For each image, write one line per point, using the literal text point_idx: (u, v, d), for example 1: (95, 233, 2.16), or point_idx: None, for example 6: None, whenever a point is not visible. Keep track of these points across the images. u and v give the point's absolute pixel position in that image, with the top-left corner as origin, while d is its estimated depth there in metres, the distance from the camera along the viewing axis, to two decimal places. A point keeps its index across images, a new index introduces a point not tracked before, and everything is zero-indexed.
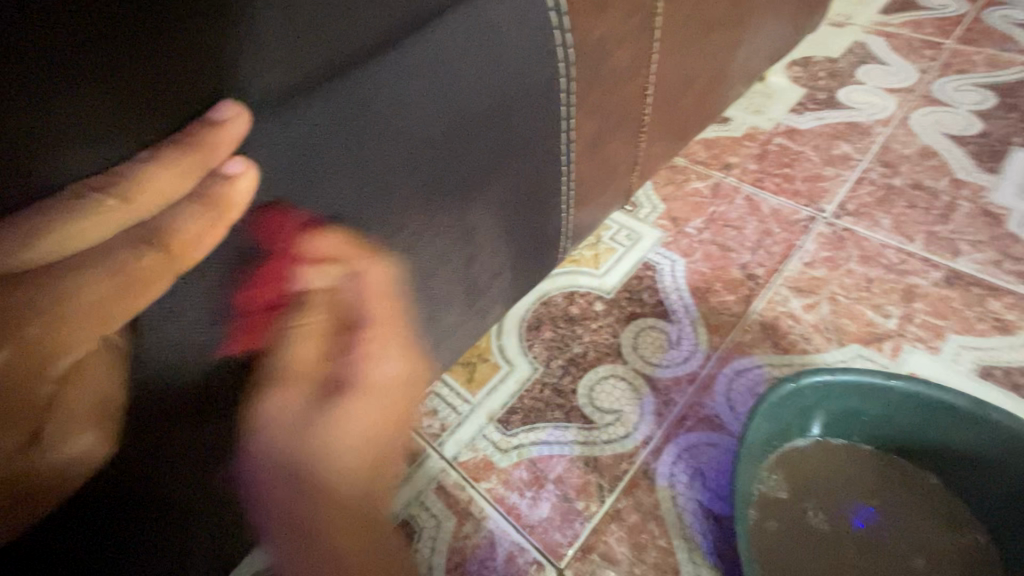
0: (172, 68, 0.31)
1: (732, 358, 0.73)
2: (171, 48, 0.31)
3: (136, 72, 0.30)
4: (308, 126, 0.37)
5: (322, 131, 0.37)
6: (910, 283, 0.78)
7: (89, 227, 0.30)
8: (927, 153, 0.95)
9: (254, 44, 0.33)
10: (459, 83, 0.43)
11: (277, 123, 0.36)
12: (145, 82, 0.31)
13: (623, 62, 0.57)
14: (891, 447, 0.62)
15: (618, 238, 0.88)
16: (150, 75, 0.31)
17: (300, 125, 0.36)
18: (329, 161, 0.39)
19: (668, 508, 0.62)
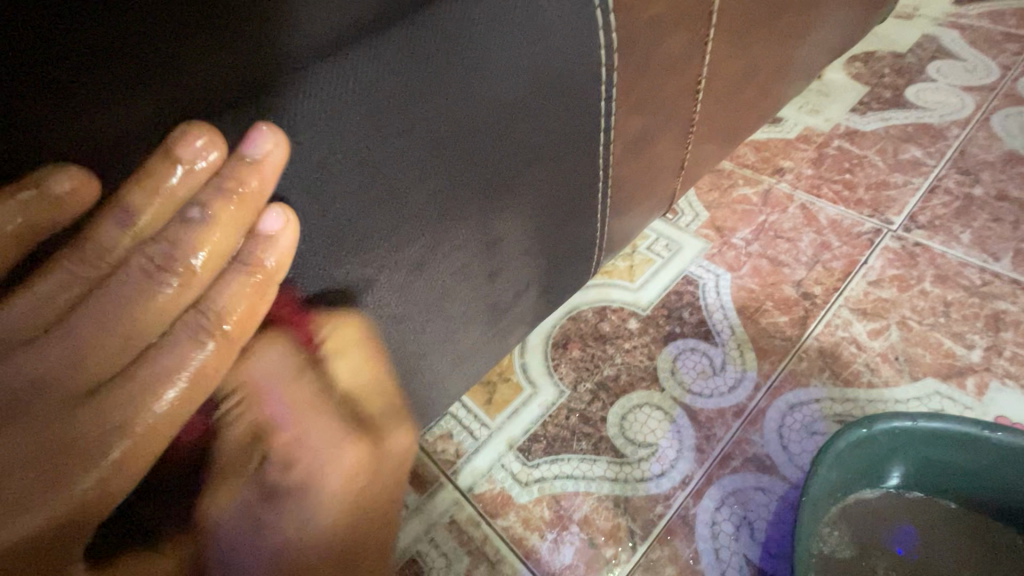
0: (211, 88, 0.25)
1: (785, 389, 0.64)
2: (207, 72, 0.25)
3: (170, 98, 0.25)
4: (308, 119, 0.29)
5: (325, 124, 0.30)
6: (996, 309, 0.68)
7: (147, 315, 0.29)
8: (1012, 160, 0.84)
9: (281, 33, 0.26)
10: (491, 68, 0.35)
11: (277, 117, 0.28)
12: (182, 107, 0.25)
13: (678, 49, 0.48)
14: (983, 507, 0.52)
15: (657, 248, 0.80)
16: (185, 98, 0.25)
17: (300, 117, 0.29)
18: (333, 162, 0.31)
19: (709, 562, 0.54)
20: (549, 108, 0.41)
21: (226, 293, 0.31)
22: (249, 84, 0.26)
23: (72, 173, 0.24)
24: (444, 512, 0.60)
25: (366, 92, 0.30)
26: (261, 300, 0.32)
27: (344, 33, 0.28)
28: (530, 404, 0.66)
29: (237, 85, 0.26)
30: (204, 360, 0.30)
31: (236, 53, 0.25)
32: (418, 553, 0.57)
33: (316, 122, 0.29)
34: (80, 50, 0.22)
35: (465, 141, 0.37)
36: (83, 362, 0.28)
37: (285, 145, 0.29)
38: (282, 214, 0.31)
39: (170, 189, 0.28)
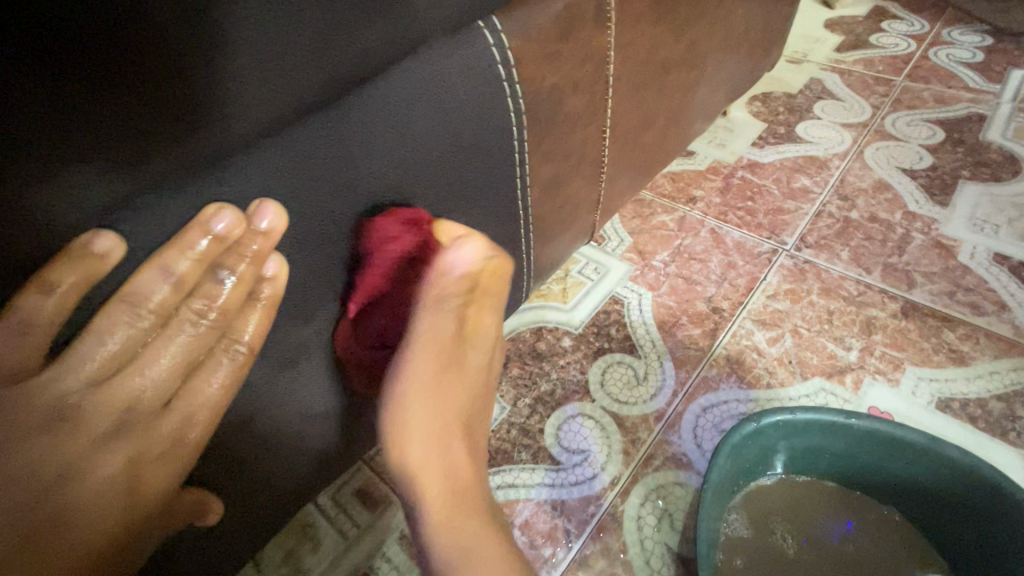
0: (201, 159, 0.33)
1: (699, 393, 0.73)
2: (197, 148, 0.33)
3: (169, 169, 0.32)
4: (262, 172, 0.36)
5: (277, 175, 0.37)
6: (868, 315, 0.80)
7: (184, 342, 0.38)
8: (881, 186, 0.99)
9: (245, 115, 0.33)
10: (414, 128, 0.43)
11: (237, 174, 0.35)
12: (177, 175, 0.33)
13: (578, 107, 0.58)
14: (854, 485, 0.62)
15: (586, 272, 0.88)
16: (180, 167, 0.32)
17: (256, 171, 0.36)
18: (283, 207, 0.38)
19: (636, 553, 0.61)
20: (467, 160, 0.49)
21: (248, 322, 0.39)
22: (213, 156, 0.34)
23: (106, 238, 0.31)
24: (396, 526, 0.63)
25: (303, 157, 0.37)
26: (267, 324, 0.40)
27: (284, 113, 0.36)
28: None
29: (203, 158, 0.33)
30: (235, 377, 0.39)
31: (200, 136, 0.32)
32: (370, 567, 0.60)
33: (265, 178, 0.36)
34: (86, 148, 0.29)
35: (395, 191, 0.44)
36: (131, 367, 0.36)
37: (283, 213, 0.38)
38: (279, 257, 0.39)
39: (201, 255, 0.36)
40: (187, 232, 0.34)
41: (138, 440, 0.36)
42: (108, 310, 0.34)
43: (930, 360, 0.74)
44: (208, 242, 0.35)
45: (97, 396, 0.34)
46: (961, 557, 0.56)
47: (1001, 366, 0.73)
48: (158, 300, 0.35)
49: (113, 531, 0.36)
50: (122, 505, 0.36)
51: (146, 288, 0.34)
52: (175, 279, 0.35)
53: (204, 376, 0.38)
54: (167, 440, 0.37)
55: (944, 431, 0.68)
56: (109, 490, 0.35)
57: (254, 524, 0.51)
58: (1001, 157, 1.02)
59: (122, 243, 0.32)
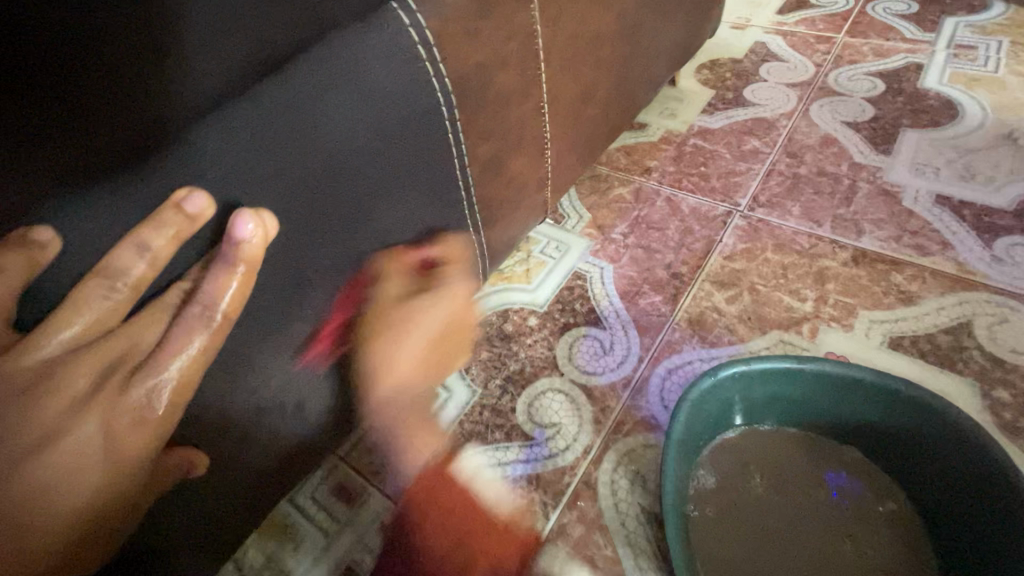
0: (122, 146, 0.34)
1: (663, 357, 0.75)
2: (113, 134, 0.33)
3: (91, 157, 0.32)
4: (186, 161, 0.36)
5: (200, 166, 0.36)
6: (821, 266, 0.82)
7: (156, 315, 0.38)
8: (828, 141, 1.01)
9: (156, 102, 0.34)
10: (339, 113, 0.43)
11: (162, 165, 0.35)
12: (102, 163, 0.33)
13: (510, 83, 0.59)
14: (815, 427, 0.64)
15: (548, 251, 0.89)
16: (103, 153, 0.33)
17: (179, 161, 0.36)
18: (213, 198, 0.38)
19: (612, 517, 0.62)
20: (399, 143, 0.49)
21: (213, 286, 0.39)
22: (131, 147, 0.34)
23: (45, 232, 0.32)
24: (375, 519, 0.63)
25: (221, 150, 0.37)
26: (247, 292, 0.40)
27: (192, 104, 0.36)
28: (446, 407, 0.72)
29: (116, 148, 0.33)
30: (211, 346, 0.39)
31: (99, 127, 0.32)
32: (353, 561, 0.61)
33: (191, 169, 0.36)
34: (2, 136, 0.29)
35: (326, 178, 0.44)
36: (119, 334, 0.36)
37: (259, 217, 0.40)
38: (253, 218, 0.39)
39: (175, 232, 0.36)
40: (161, 213, 0.35)
41: (108, 414, 0.35)
42: (87, 285, 0.34)
43: (881, 303, 0.76)
44: (178, 219, 0.36)
45: (64, 369, 0.34)
46: (918, 484, 0.59)
47: (948, 301, 0.75)
48: (134, 276, 0.35)
49: (92, 497, 0.35)
50: (100, 475, 0.35)
51: (121, 262, 0.35)
52: (150, 254, 0.35)
53: (177, 344, 0.38)
54: (137, 415, 0.37)
55: (898, 368, 0.70)
56: (77, 467, 0.34)
57: (219, 523, 0.51)
58: (938, 103, 1.05)
59: (60, 238, 0.32)
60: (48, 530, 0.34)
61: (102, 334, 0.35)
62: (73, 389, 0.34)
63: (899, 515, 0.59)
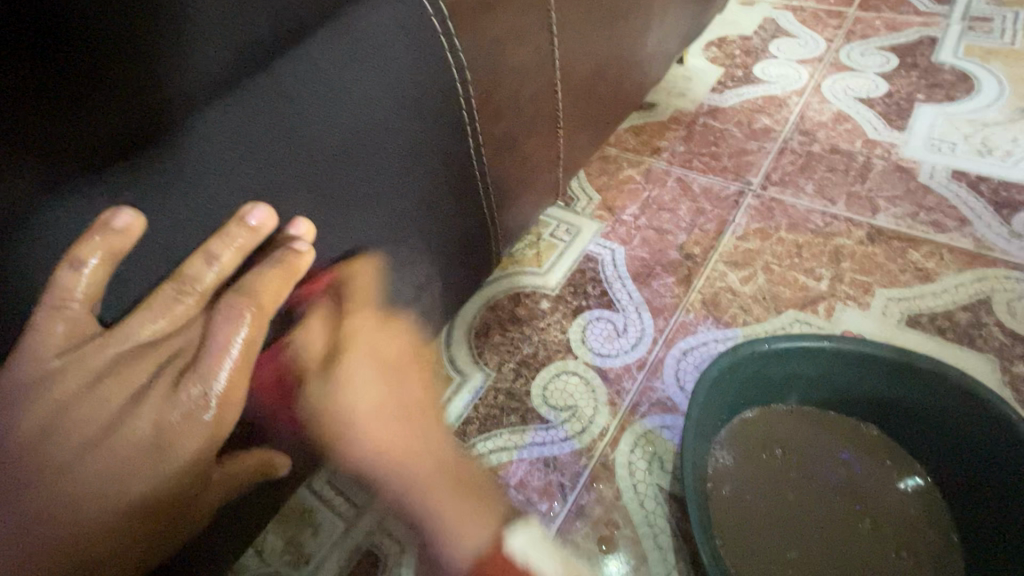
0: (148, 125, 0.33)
1: (678, 338, 0.74)
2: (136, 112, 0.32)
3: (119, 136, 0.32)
4: (209, 140, 0.35)
5: (222, 145, 0.36)
6: (836, 244, 0.81)
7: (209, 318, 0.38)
8: (841, 118, 0.99)
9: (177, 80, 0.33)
10: (357, 88, 0.42)
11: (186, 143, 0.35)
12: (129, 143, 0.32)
13: (523, 58, 0.57)
14: (834, 406, 0.63)
15: (559, 233, 0.88)
16: (129, 132, 0.32)
17: (203, 140, 0.35)
18: (235, 177, 0.37)
19: (630, 497, 0.62)
20: (412, 122, 0.48)
21: (256, 281, 0.39)
22: (157, 126, 0.33)
23: (128, 215, 0.33)
24: None
25: (242, 128, 0.36)
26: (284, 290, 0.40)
27: (198, 88, 0.34)
28: (460, 391, 0.72)
29: (142, 127, 0.33)
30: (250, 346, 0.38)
31: (105, 114, 0.31)
32: (373, 543, 0.61)
33: (214, 148, 0.36)
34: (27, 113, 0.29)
35: (342, 156, 0.43)
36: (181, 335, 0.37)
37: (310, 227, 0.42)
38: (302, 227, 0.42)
39: (241, 245, 0.38)
40: (229, 226, 0.38)
41: (157, 417, 0.35)
42: (160, 291, 0.36)
43: (898, 280, 0.76)
44: (243, 233, 0.38)
45: (133, 364, 0.35)
46: (938, 462, 0.58)
47: (966, 278, 0.75)
48: (204, 283, 0.37)
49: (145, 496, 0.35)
50: (153, 478, 0.35)
51: (192, 271, 0.37)
52: (219, 265, 0.37)
53: (220, 342, 0.37)
54: (185, 419, 0.36)
55: (916, 346, 0.70)
56: (137, 476, 0.35)
57: (243, 508, 0.50)
58: (953, 77, 1.03)
59: (140, 219, 0.33)
60: (105, 527, 0.34)
61: (175, 331, 0.36)
62: (135, 382, 0.35)
63: (920, 493, 0.59)
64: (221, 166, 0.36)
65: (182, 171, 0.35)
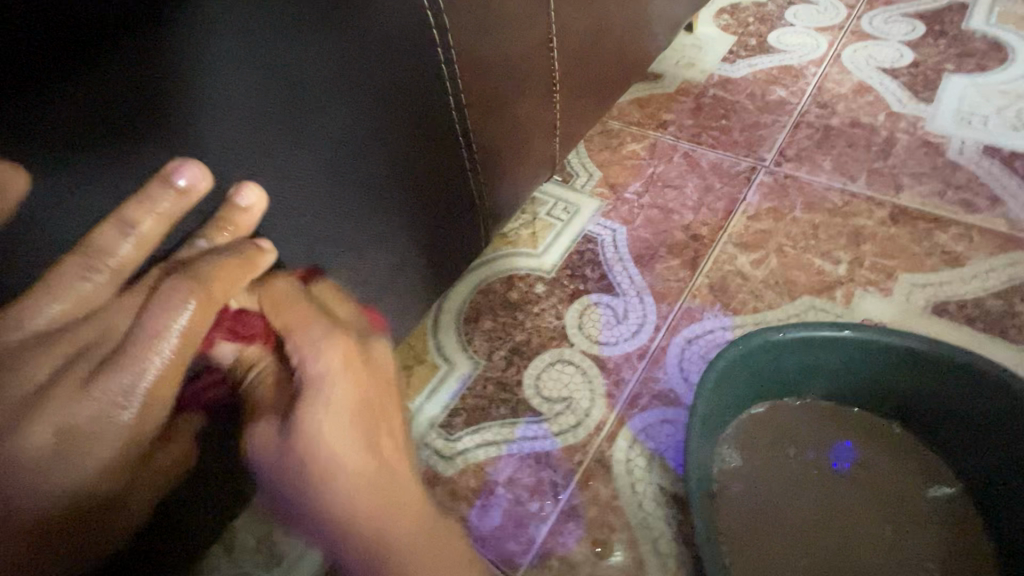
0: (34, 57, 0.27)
1: (682, 326, 0.69)
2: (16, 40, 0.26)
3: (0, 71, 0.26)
4: (120, 78, 0.29)
5: (137, 86, 0.30)
6: (856, 225, 0.75)
7: (129, 300, 0.33)
8: (862, 89, 0.92)
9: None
10: (308, 26, 0.36)
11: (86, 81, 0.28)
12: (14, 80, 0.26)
13: (512, 9, 0.51)
14: (851, 401, 0.58)
15: (556, 212, 0.81)
16: (12, 66, 0.26)
17: (113, 78, 0.29)
18: (157, 128, 0.31)
19: (627, 497, 0.58)
20: (386, 74, 0.42)
21: (212, 265, 0.34)
22: (48, 59, 0.27)
23: (7, 171, 0.27)
24: None
25: (160, 66, 0.31)
26: (242, 279, 0.35)
27: (99, 12, 0.28)
28: (447, 381, 0.66)
29: (29, 61, 0.27)
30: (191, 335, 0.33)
31: None
32: None
33: (127, 88, 0.30)
34: None
35: (295, 110, 0.37)
36: (96, 318, 0.32)
37: (263, 193, 0.37)
38: (250, 192, 0.36)
39: (164, 209, 0.33)
40: (148, 185, 0.32)
41: (65, 412, 0.29)
42: (63, 264, 0.31)
43: (923, 265, 0.70)
44: (168, 195, 0.33)
45: (34, 351, 0.30)
46: (967, 464, 0.53)
47: (998, 263, 0.68)
48: (120, 256, 0.33)
49: (54, 507, 0.30)
50: (63, 483, 0.30)
51: (105, 242, 0.32)
52: (138, 235, 0.33)
53: (153, 328, 0.32)
54: (103, 412, 0.30)
55: (942, 336, 0.64)
56: (32, 491, 0.29)
57: (200, 521, 0.45)
58: (985, 45, 0.95)
59: (19, 173, 0.27)
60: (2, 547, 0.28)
61: (84, 317, 0.32)
62: (38, 376, 0.30)
63: (947, 499, 0.53)
64: (141, 115, 0.30)
65: (85, 119, 0.29)
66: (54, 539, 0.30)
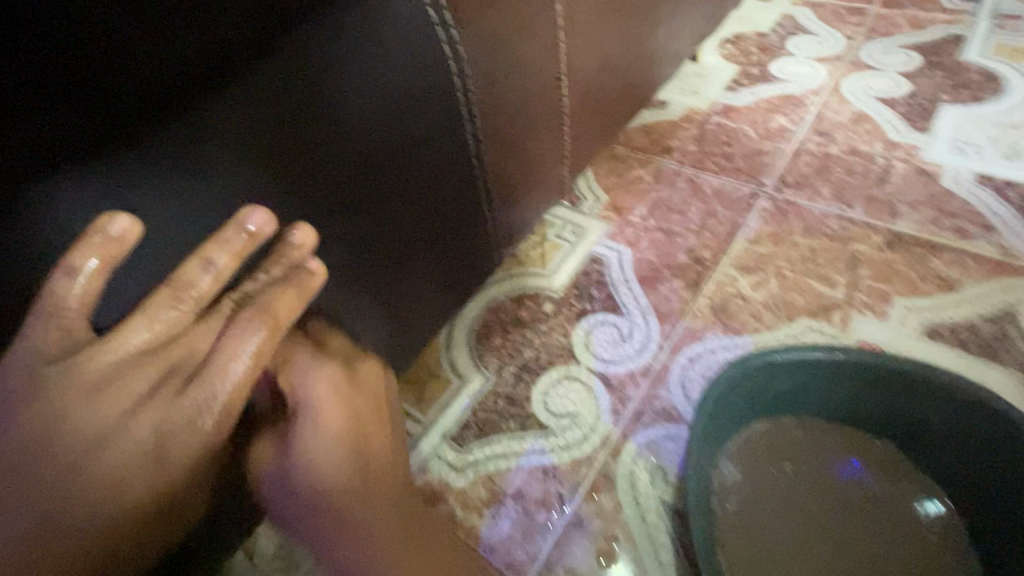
0: (112, 119, 0.32)
1: (684, 345, 0.72)
2: (100, 106, 0.31)
3: (85, 132, 0.32)
4: (180, 132, 0.34)
5: (193, 138, 0.35)
6: (853, 250, 0.78)
7: (210, 326, 0.36)
8: (860, 118, 0.95)
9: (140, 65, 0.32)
10: (343, 81, 0.41)
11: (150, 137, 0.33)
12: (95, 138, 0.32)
13: (526, 52, 0.55)
14: (846, 420, 0.61)
15: (564, 234, 0.85)
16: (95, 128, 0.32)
17: (174, 132, 0.34)
18: (208, 173, 0.36)
19: (631, 510, 0.60)
20: (410, 119, 0.46)
21: (274, 300, 0.37)
22: (121, 120, 0.32)
23: (124, 221, 0.32)
24: None
25: (213, 121, 0.35)
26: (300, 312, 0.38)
27: (166, 80, 0.33)
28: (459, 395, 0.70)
29: (109, 123, 0.32)
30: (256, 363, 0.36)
31: (68, 109, 0.31)
32: None
33: (184, 140, 0.35)
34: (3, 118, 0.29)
35: (328, 153, 0.42)
36: (183, 340, 0.35)
37: (311, 232, 0.41)
38: (304, 235, 0.40)
39: (239, 249, 0.36)
40: (226, 228, 0.36)
41: (163, 422, 0.34)
42: (156, 295, 0.35)
43: (917, 289, 0.72)
44: (241, 237, 0.36)
45: (133, 371, 0.34)
46: (958, 483, 0.55)
47: (990, 288, 0.71)
48: (199, 290, 0.35)
49: (150, 504, 0.34)
50: (159, 483, 0.34)
51: (187, 275, 0.35)
52: (214, 270, 0.36)
53: (227, 358, 0.35)
54: (191, 425, 0.35)
55: (935, 358, 0.67)
56: (136, 489, 0.34)
57: (222, 525, 0.48)
58: (980, 77, 0.99)
59: (136, 225, 0.32)
60: (112, 536, 0.33)
61: (171, 341, 0.35)
62: (136, 390, 0.34)
63: (940, 516, 0.55)
64: (196, 163, 0.36)
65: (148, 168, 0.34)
66: (149, 528, 0.35)
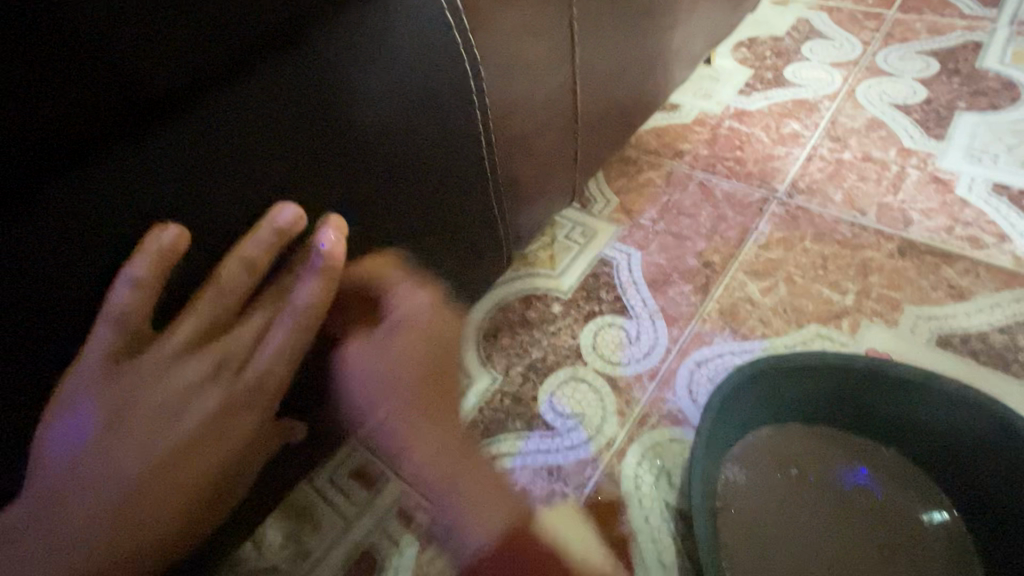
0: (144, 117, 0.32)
1: (692, 349, 0.72)
2: (134, 104, 0.32)
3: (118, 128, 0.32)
4: (207, 130, 0.35)
5: (221, 137, 0.35)
6: (864, 257, 0.77)
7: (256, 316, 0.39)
8: (875, 124, 0.95)
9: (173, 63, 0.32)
10: (363, 82, 0.41)
11: (177, 133, 0.34)
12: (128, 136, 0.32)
13: (540, 56, 0.56)
14: (854, 427, 0.60)
15: (573, 236, 0.85)
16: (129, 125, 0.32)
17: (203, 130, 0.34)
18: (235, 172, 0.37)
19: (635, 511, 0.60)
20: (426, 122, 0.47)
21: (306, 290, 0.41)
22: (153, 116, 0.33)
23: (172, 232, 0.34)
24: (393, 501, 0.62)
25: (237, 119, 0.36)
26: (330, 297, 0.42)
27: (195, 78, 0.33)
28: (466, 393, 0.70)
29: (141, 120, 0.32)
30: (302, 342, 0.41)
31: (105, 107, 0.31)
32: (370, 544, 0.60)
33: (211, 139, 0.35)
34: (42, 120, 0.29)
35: (347, 154, 0.42)
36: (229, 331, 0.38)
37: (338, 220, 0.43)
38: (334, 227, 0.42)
39: (272, 245, 0.39)
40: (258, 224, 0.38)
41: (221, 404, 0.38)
42: (203, 292, 0.37)
43: (929, 298, 0.72)
44: (274, 232, 0.38)
45: (181, 366, 0.36)
46: (963, 491, 0.55)
47: (1003, 299, 0.71)
48: (240, 286, 0.38)
49: (207, 478, 0.39)
50: (216, 457, 0.39)
51: (229, 274, 0.38)
52: (251, 265, 0.38)
53: (278, 346, 0.40)
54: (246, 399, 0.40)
55: (945, 368, 0.66)
56: (193, 468, 0.38)
57: (234, 522, 0.49)
58: (998, 84, 0.98)
59: (184, 233, 0.35)
60: (178, 510, 0.38)
61: (213, 336, 0.37)
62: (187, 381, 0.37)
63: (942, 523, 0.55)
64: (223, 163, 0.36)
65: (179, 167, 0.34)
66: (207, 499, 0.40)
